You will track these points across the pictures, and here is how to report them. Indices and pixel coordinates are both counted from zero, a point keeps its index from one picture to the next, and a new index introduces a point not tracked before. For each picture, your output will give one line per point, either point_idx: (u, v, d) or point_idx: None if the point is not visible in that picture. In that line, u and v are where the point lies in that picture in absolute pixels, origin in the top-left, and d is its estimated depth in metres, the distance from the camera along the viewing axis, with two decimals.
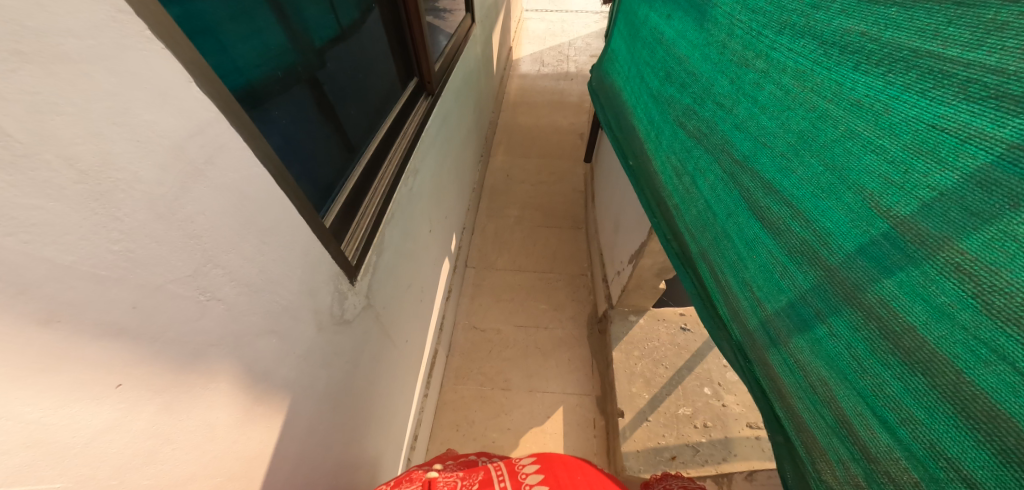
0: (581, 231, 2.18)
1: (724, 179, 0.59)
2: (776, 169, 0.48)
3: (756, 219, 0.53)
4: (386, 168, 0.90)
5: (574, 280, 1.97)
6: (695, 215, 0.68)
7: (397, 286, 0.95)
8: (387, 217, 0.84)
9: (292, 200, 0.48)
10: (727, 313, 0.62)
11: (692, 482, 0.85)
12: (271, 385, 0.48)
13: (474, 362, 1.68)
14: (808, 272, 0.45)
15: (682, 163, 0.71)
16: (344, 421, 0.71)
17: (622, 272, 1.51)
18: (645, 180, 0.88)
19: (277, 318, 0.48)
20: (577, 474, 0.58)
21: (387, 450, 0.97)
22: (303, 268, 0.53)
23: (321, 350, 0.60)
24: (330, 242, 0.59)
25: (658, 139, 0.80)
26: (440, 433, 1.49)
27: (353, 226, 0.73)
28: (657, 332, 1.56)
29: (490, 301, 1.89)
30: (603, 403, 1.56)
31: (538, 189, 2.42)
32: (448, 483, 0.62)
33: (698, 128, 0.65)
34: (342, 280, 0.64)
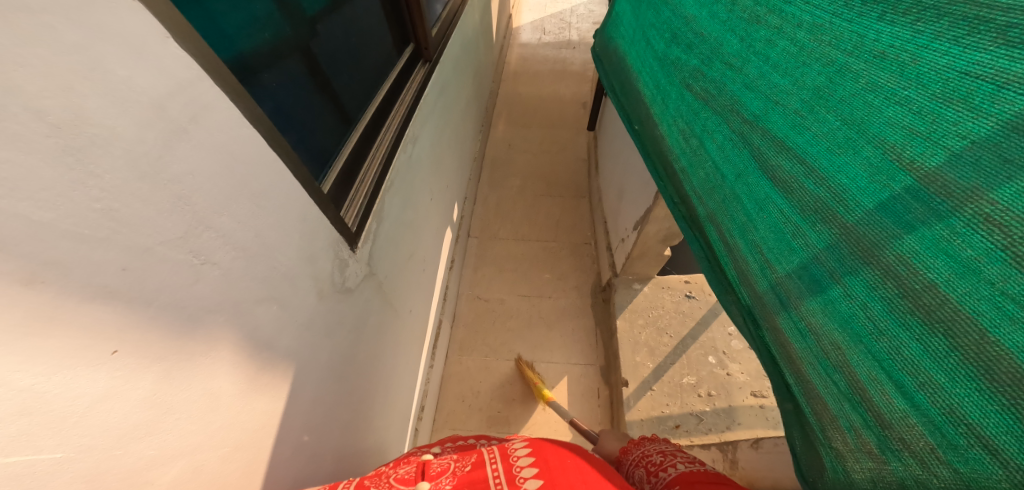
0: (584, 200, 2.16)
1: (731, 141, 0.57)
2: (784, 126, 0.47)
3: (766, 178, 0.51)
4: (382, 132, 0.87)
5: (577, 250, 1.96)
6: (700, 179, 0.66)
7: (398, 256, 0.93)
8: (387, 182, 0.81)
9: (285, 161, 0.46)
10: (735, 278, 0.60)
11: (670, 447, 0.79)
12: (274, 352, 0.48)
13: (479, 334, 1.70)
14: (818, 233, 0.44)
15: (688, 125, 0.68)
16: (349, 390, 0.71)
17: (627, 239, 1.49)
18: (649, 146, 0.85)
19: (278, 285, 0.47)
20: (567, 458, 0.60)
21: (393, 418, 0.98)
22: (300, 235, 0.51)
23: (324, 319, 0.60)
24: (328, 206, 0.57)
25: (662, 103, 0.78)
26: (446, 405, 1.51)
27: (353, 192, 0.71)
28: (661, 300, 1.57)
29: (493, 272, 1.89)
30: (608, 373, 1.58)
31: (540, 159, 2.38)
32: (442, 465, 0.64)
33: (705, 89, 0.63)
34: (343, 247, 0.63)
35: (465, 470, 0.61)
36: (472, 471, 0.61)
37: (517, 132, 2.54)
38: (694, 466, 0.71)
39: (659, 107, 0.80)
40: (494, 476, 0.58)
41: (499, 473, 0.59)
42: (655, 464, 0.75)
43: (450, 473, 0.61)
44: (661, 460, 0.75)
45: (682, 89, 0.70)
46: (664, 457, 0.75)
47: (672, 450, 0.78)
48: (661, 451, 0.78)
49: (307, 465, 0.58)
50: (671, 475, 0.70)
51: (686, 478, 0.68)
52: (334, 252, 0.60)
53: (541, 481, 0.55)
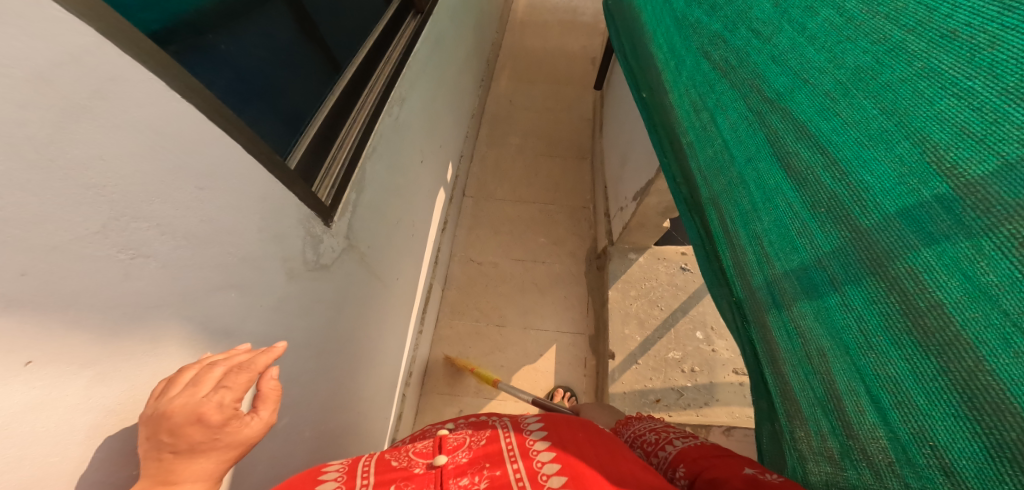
0: (587, 161, 2.10)
1: (748, 121, 0.54)
2: (813, 110, 0.43)
3: (779, 166, 0.48)
4: (365, 93, 0.79)
5: (576, 213, 1.92)
6: (708, 160, 0.64)
7: (384, 225, 0.89)
8: (372, 147, 0.75)
9: (231, 135, 0.41)
10: (731, 268, 0.59)
11: (662, 425, 0.77)
12: (237, 339, 0.46)
13: (470, 298, 1.70)
14: (823, 233, 0.42)
15: (701, 98, 0.65)
16: (326, 365, 0.71)
17: (626, 209, 1.44)
18: (659, 118, 0.82)
19: (238, 270, 0.44)
20: (578, 433, 0.66)
21: (378, 386, 1.00)
22: (263, 214, 0.47)
23: (298, 298, 0.57)
24: (296, 182, 0.53)
25: (677, 72, 0.74)
26: (435, 368, 1.53)
27: (328, 161, 0.65)
28: (656, 272, 1.55)
29: (487, 234, 1.86)
30: (596, 343, 1.60)
31: (543, 117, 2.26)
32: (458, 439, 0.67)
33: (725, 59, 0.60)
34: (318, 223, 0.59)
35: (482, 444, 0.65)
36: (488, 445, 0.64)
37: (520, 88, 2.39)
38: (692, 440, 0.68)
39: (672, 77, 0.76)
40: (509, 450, 0.62)
41: (513, 446, 0.63)
42: (652, 444, 0.72)
43: (467, 447, 0.65)
44: (656, 438, 0.73)
45: (706, 56, 0.65)
46: (660, 435, 0.73)
47: (665, 427, 0.76)
48: (654, 429, 0.76)
49: (271, 436, 0.58)
50: (671, 453, 0.67)
51: (687, 453, 0.65)
52: (307, 228, 0.56)
53: (553, 452, 0.60)
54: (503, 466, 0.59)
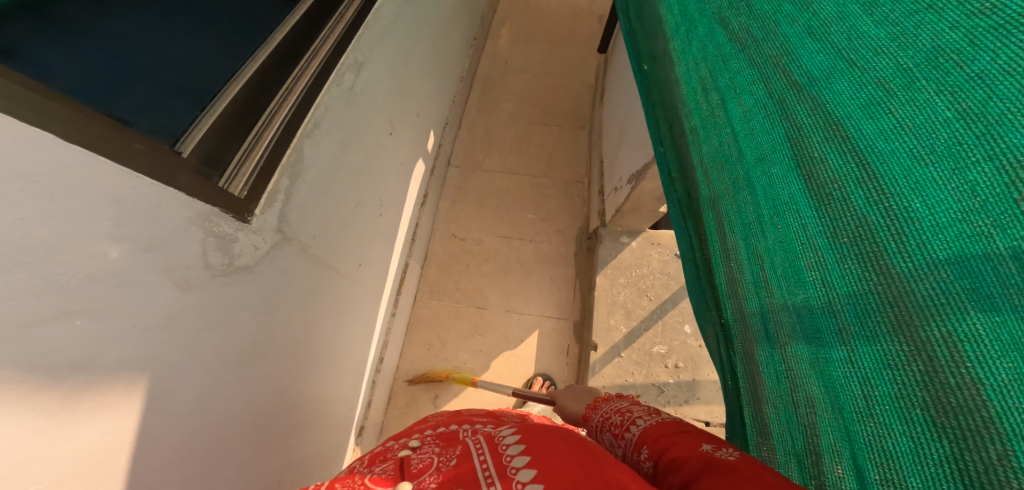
0: (585, 131, 1.94)
1: (766, 107, 0.47)
2: (851, 105, 0.37)
3: (798, 173, 0.42)
4: (307, 56, 0.65)
5: (569, 189, 1.80)
6: (716, 150, 0.58)
7: (338, 210, 0.79)
8: (313, 123, 0.63)
9: (56, 123, 0.30)
10: (723, 285, 0.58)
11: (624, 404, 0.67)
12: (96, 371, 0.38)
13: (451, 277, 1.62)
14: (834, 255, 0.38)
15: (712, 74, 0.59)
16: (259, 371, 0.64)
17: (618, 191, 1.32)
18: (662, 93, 0.75)
19: (89, 295, 0.35)
20: (560, 443, 0.57)
21: (338, 379, 0.94)
22: (129, 221, 0.37)
23: (202, 309, 0.49)
24: (176, 169, 0.42)
25: (691, 36, 0.65)
26: (412, 351, 1.48)
27: (245, 140, 0.53)
28: (648, 258, 1.45)
29: (472, 208, 1.75)
30: (580, 329, 1.54)
31: (540, 81, 2.08)
32: (423, 461, 0.63)
33: (749, 30, 0.52)
34: (228, 220, 0.49)
35: (450, 464, 0.59)
36: (458, 465, 0.58)
37: (518, 47, 2.18)
38: (655, 417, 0.60)
39: (685, 42, 0.66)
40: (484, 470, 0.55)
41: (487, 465, 0.56)
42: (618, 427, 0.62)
43: (433, 470, 0.59)
44: (621, 421, 0.63)
45: (730, 22, 0.56)
46: (624, 416, 0.63)
47: (629, 406, 0.66)
48: (617, 411, 0.66)
49: (194, 459, 0.52)
50: (638, 436, 0.58)
51: (651, 434, 0.57)
52: (206, 229, 0.46)
53: (534, 471, 0.52)
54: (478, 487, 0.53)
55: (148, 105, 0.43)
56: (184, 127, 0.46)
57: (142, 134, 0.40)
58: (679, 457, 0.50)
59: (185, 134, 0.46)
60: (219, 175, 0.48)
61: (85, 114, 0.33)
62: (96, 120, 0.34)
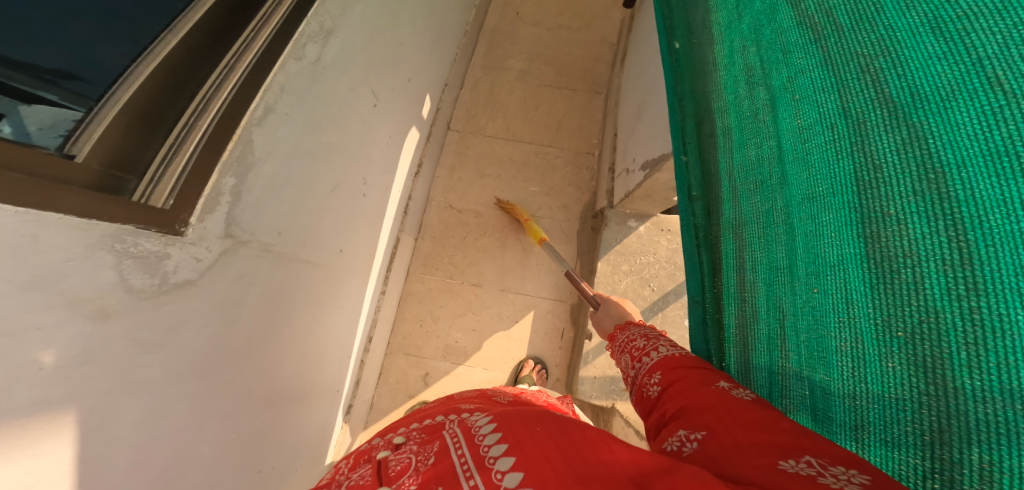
0: (599, 97, 1.77)
1: (834, 126, 0.39)
2: (963, 144, 0.29)
3: (859, 228, 0.35)
4: (249, 25, 0.57)
5: (577, 159, 1.66)
6: (752, 163, 0.50)
7: (305, 201, 0.72)
8: (261, 108, 0.57)
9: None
10: (731, 319, 0.52)
11: (649, 331, 0.60)
12: (11, 421, 0.31)
13: (446, 251, 1.55)
14: (874, 328, 0.33)
15: (762, 63, 0.51)
16: (230, 382, 0.59)
17: (629, 172, 1.20)
18: (697, 83, 0.65)
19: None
20: (538, 421, 0.46)
21: (318, 368, 0.91)
22: (6, 257, 0.29)
23: (139, 334, 0.42)
24: (61, 191, 0.34)
25: (761, 8, 0.53)
26: (403, 327, 1.47)
27: (170, 132, 0.47)
28: (655, 245, 1.36)
29: (471, 176, 1.64)
30: (577, 313, 1.50)
31: (552, 36, 1.88)
32: (400, 462, 0.55)
33: (841, 13, 0.41)
34: (150, 236, 0.42)
35: (430, 463, 0.50)
36: (437, 462, 0.49)
37: None
38: (679, 348, 0.53)
39: (750, 17, 0.55)
40: (463, 465, 0.47)
41: (467, 459, 0.47)
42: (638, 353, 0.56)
43: (413, 471, 0.51)
44: (644, 346, 0.57)
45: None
46: (647, 341, 0.57)
47: (657, 334, 0.59)
48: (643, 334, 0.59)
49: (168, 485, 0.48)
50: (654, 362, 0.52)
51: (670, 363, 0.51)
52: (119, 251, 0.39)
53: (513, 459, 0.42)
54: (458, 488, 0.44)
55: (76, 70, 0.39)
56: (75, 119, 0.39)
57: (13, 143, 0.32)
58: (686, 389, 0.46)
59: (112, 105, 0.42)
60: (138, 179, 0.43)
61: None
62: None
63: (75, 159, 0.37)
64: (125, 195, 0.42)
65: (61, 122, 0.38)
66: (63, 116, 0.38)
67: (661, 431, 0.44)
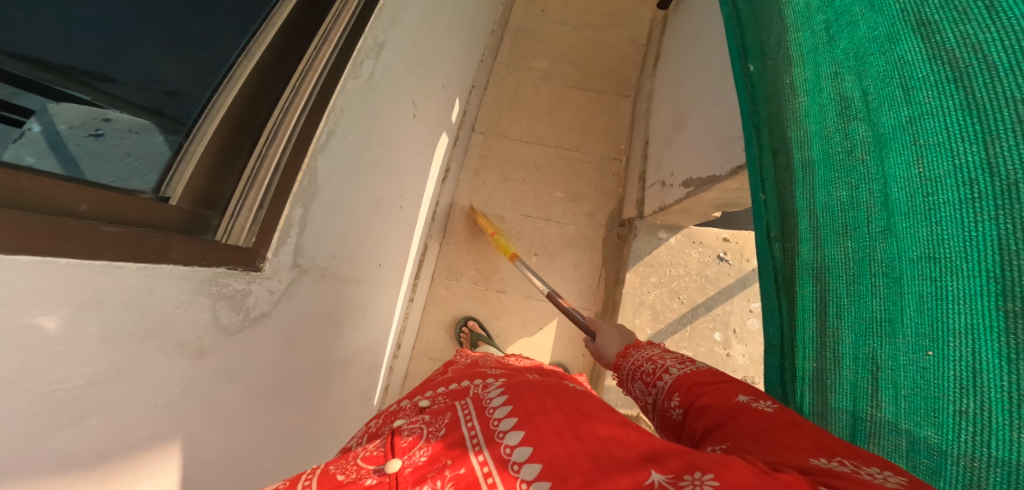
0: (627, 100, 1.73)
1: (974, 182, 0.38)
2: None
3: (1000, 300, 0.35)
4: (311, 43, 0.54)
5: (603, 165, 1.64)
6: (845, 204, 0.51)
7: (353, 220, 0.71)
8: (325, 133, 0.56)
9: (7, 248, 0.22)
10: (808, 358, 0.52)
11: (655, 351, 0.63)
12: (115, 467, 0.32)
13: (470, 257, 1.53)
14: (1007, 398, 0.34)
15: (867, 99, 0.50)
16: (293, 403, 0.60)
17: (665, 186, 1.19)
18: (773, 107, 0.63)
19: (57, 418, 0.26)
20: (548, 399, 0.49)
21: (353, 381, 0.91)
22: (130, 317, 0.30)
23: (224, 369, 0.42)
24: (167, 241, 0.33)
25: (867, 37, 0.52)
26: (427, 330, 1.47)
27: (244, 167, 0.46)
28: (685, 257, 1.34)
29: (496, 180, 1.61)
30: (601, 321, 1.49)
31: (579, 35, 1.83)
32: (412, 432, 0.52)
33: (985, 56, 0.40)
34: (236, 275, 0.43)
35: (440, 434, 0.49)
36: (447, 433, 0.49)
37: None
38: (690, 366, 0.55)
39: (849, 45, 0.55)
40: (472, 436, 0.47)
41: (476, 431, 0.48)
42: (649, 374, 0.59)
43: (424, 441, 0.49)
44: (652, 368, 0.59)
45: (953, 38, 0.43)
46: (654, 364, 0.59)
47: (660, 353, 0.62)
48: (648, 358, 0.62)
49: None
50: (670, 385, 0.54)
51: (686, 382, 0.52)
52: (214, 293, 0.40)
53: (523, 435, 0.44)
54: (465, 461, 0.43)
55: (110, 72, 0.42)
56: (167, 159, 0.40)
57: (122, 193, 0.31)
58: (706, 407, 0.47)
59: (145, 113, 0.42)
60: (220, 215, 0.43)
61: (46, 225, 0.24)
62: (49, 235, 0.24)
63: (168, 201, 0.37)
64: (209, 231, 0.42)
65: (90, 121, 0.38)
66: (91, 116, 0.39)
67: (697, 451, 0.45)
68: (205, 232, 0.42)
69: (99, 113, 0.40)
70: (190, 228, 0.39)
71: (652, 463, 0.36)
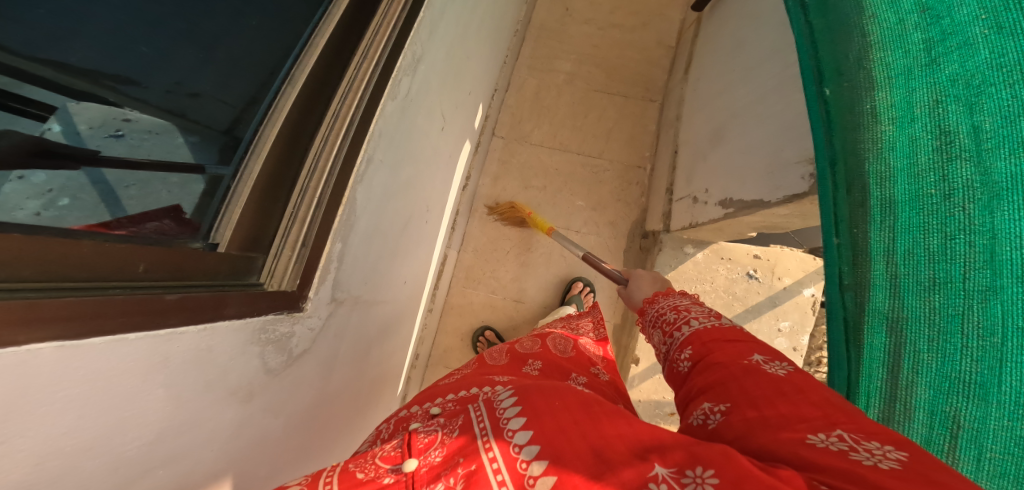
0: (655, 105, 1.68)
1: None
2: None
3: None
4: (340, 87, 0.56)
5: (627, 173, 1.59)
6: (936, 254, 0.52)
7: (375, 242, 0.71)
8: (365, 161, 0.59)
9: (58, 331, 0.24)
10: (878, 387, 0.56)
11: (683, 302, 0.64)
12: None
13: (489, 265, 1.51)
14: None
15: (975, 145, 0.50)
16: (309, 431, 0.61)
17: (698, 202, 1.18)
18: (850, 137, 0.61)
19: (123, 440, 0.29)
20: (554, 399, 0.48)
21: (370, 399, 0.90)
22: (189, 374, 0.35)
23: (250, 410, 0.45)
24: (223, 299, 0.39)
25: (986, 66, 0.51)
26: (444, 340, 1.45)
27: (288, 197, 0.51)
28: (713, 273, 1.30)
29: (516, 186, 1.57)
30: (620, 333, 1.46)
31: (605, 35, 1.77)
32: (429, 432, 0.49)
33: None
34: (283, 319, 0.49)
35: (456, 433, 0.48)
36: (461, 432, 0.47)
37: None
38: (712, 320, 0.56)
39: (952, 77, 0.54)
40: (482, 434, 0.46)
41: (487, 429, 0.47)
42: (669, 324, 0.61)
43: (439, 441, 0.47)
44: (675, 318, 0.61)
45: None
46: (678, 314, 0.60)
47: (688, 304, 0.63)
48: (674, 307, 0.63)
49: None
50: (686, 337, 0.56)
51: (702, 337, 0.54)
52: (262, 339, 0.45)
53: (532, 432, 0.44)
54: (477, 460, 0.43)
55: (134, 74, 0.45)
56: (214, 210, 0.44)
57: (177, 247, 0.37)
58: (715, 364, 0.49)
59: (162, 112, 0.47)
60: (263, 255, 0.49)
61: (93, 302, 0.26)
62: (95, 311, 0.26)
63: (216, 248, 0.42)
64: (254, 273, 0.47)
65: (110, 121, 0.42)
66: (113, 116, 0.42)
67: (690, 403, 0.48)
68: (249, 273, 0.46)
69: (120, 113, 0.43)
70: (236, 271, 0.44)
71: (655, 456, 0.38)
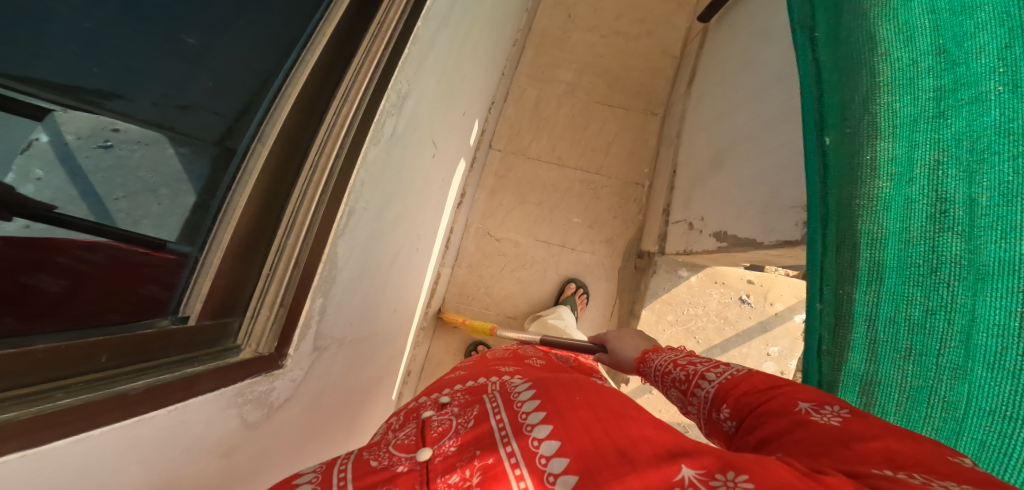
0: (656, 118, 1.65)
1: None
2: None
3: None
4: (315, 141, 0.54)
5: (625, 189, 1.57)
6: (916, 324, 0.47)
7: (359, 285, 0.72)
8: (346, 213, 0.57)
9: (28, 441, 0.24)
10: None
11: (682, 356, 0.56)
12: None
13: (483, 280, 1.51)
14: None
15: (975, 218, 0.44)
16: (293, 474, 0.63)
17: (693, 230, 1.17)
18: (843, 191, 0.54)
19: None
20: (576, 395, 0.45)
21: (358, 425, 0.93)
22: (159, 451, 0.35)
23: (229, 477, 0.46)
24: (196, 378, 0.38)
25: (997, 127, 0.45)
26: (437, 353, 1.47)
27: (264, 258, 0.51)
28: (706, 297, 1.30)
29: (512, 202, 1.57)
30: None
31: (608, 44, 1.73)
32: (443, 423, 0.53)
33: None
34: (261, 381, 0.48)
35: (470, 425, 0.49)
36: (476, 425, 0.48)
37: None
38: (729, 370, 0.48)
39: (956, 134, 0.48)
40: (500, 428, 0.46)
41: (504, 424, 0.46)
42: (682, 381, 0.52)
43: (453, 433, 0.49)
44: (685, 375, 0.52)
45: None
46: (687, 369, 0.52)
47: (688, 358, 0.55)
48: (675, 363, 0.55)
49: None
50: (712, 393, 0.47)
51: (729, 390, 0.45)
52: (240, 402, 0.45)
53: (552, 428, 0.42)
54: (495, 454, 0.43)
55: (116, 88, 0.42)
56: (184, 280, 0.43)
57: (142, 331, 0.37)
58: (750, 406, 0.42)
59: (151, 126, 0.45)
60: (239, 317, 0.49)
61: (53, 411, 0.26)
62: (55, 420, 0.26)
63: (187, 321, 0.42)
64: (229, 336, 0.48)
65: (99, 133, 0.40)
66: (101, 126, 0.40)
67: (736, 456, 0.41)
68: (225, 338, 0.47)
69: (108, 122, 0.41)
70: (207, 339, 0.44)
71: (683, 457, 0.34)
